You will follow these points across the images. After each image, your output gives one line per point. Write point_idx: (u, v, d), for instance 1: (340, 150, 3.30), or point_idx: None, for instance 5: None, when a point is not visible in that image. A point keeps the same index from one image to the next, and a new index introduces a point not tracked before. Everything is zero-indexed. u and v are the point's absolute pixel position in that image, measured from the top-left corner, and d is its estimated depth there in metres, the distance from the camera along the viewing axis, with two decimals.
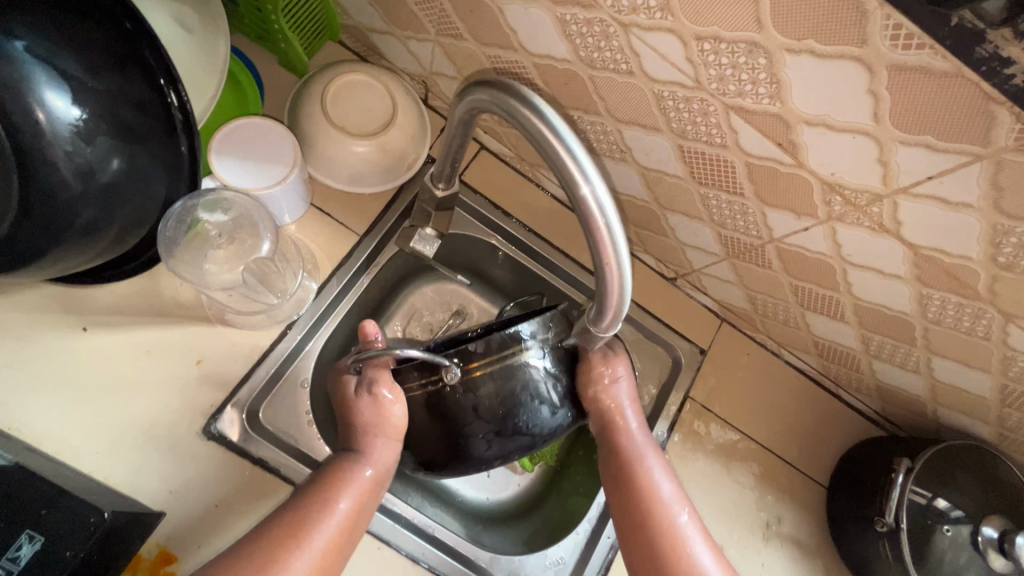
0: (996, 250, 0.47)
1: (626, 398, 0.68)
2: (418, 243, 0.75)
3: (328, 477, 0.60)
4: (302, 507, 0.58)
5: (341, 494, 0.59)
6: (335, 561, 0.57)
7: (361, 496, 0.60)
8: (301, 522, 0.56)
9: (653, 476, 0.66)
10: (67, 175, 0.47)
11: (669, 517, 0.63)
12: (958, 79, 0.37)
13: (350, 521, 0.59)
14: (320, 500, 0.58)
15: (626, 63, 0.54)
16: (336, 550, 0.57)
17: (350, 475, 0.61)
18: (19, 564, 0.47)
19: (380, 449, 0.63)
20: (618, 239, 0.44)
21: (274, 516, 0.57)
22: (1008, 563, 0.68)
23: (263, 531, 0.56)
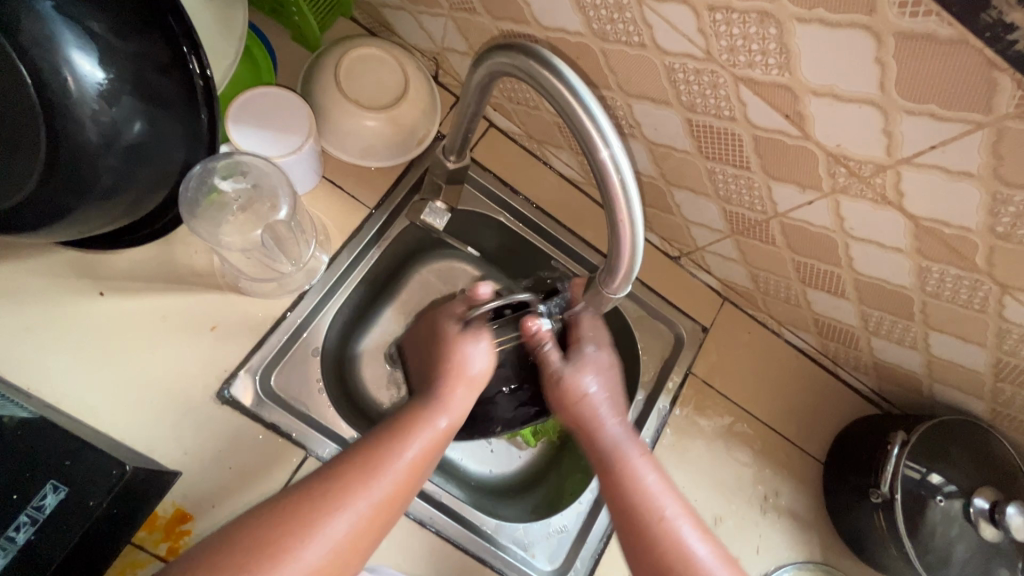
0: (995, 219, 0.49)
1: (601, 401, 0.66)
2: (429, 216, 0.77)
3: (400, 420, 0.59)
4: (367, 444, 0.56)
5: (411, 437, 0.57)
6: (390, 510, 0.53)
7: (432, 443, 0.58)
8: (367, 460, 0.53)
9: (635, 465, 0.61)
10: (93, 135, 0.49)
11: (655, 508, 0.59)
12: (963, 46, 0.39)
13: (416, 466, 0.56)
14: (389, 441, 0.56)
15: (638, 34, 0.55)
16: (392, 498, 0.53)
17: (421, 420, 0.60)
18: (44, 513, 0.50)
19: (457, 400, 0.64)
20: (633, 198, 0.45)
21: (345, 449, 0.55)
22: (998, 532, 0.70)
23: (336, 463, 0.54)
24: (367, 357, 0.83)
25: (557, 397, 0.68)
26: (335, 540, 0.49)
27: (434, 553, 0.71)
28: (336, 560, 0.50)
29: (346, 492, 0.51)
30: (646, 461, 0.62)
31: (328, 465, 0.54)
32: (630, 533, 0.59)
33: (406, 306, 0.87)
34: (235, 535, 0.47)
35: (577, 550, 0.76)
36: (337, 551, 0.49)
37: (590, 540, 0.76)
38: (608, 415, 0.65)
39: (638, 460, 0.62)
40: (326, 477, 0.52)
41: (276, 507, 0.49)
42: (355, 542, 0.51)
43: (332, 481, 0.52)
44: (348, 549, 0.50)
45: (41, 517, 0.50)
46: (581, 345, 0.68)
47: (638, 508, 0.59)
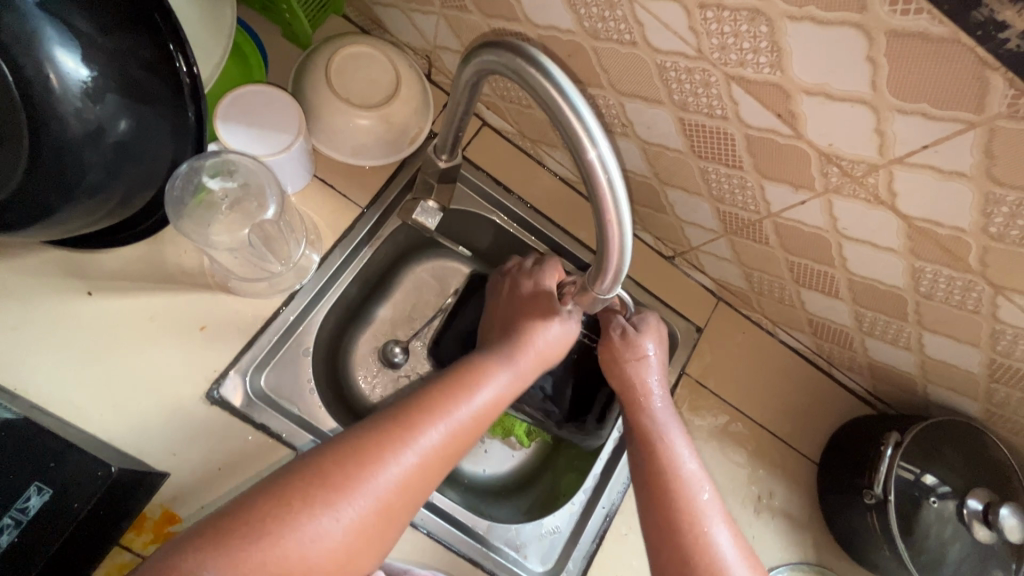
0: (987, 220, 0.48)
1: (654, 372, 0.70)
2: (420, 216, 0.77)
3: (467, 371, 0.62)
4: (428, 397, 0.57)
5: (477, 391, 0.60)
6: (437, 473, 0.55)
7: (495, 396, 0.62)
8: (425, 414, 0.55)
9: (675, 451, 0.64)
10: (77, 132, 0.48)
11: (690, 490, 0.61)
12: (954, 45, 0.38)
13: (476, 419, 0.59)
14: (460, 387, 0.59)
15: (630, 33, 0.55)
16: (442, 458, 0.55)
17: (486, 373, 0.62)
18: (27, 515, 0.49)
19: (524, 358, 0.66)
20: (621, 198, 0.45)
21: (409, 399, 0.58)
22: (991, 534, 0.70)
23: (399, 409, 0.55)
24: (360, 358, 0.83)
25: (609, 357, 0.71)
26: (390, 487, 0.51)
27: (425, 554, 0.70)
28: (387, 508, 0.51)
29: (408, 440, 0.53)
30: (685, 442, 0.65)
31: (392, 409, 0.56)
32: (660, 506, 0.60)
33: (398, 306, 0.86)
34: (301, 467, 0.49)
35: (569, 551, 0.76)
36: (388, 499, 0.51)
37: (583, 541, 0.76)
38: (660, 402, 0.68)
39: (678, 446, 0.64)
40: (390, 421, 0.54)
41: (344, 440, 0.52)
42: (405, 496, 0.52)
43: (395, 425, 0.54)
44: (404, 489, 0.52)
45: (25, 519, 0.49)
46: (643, 317, 0.73)
47: (673, 487, 0.61)
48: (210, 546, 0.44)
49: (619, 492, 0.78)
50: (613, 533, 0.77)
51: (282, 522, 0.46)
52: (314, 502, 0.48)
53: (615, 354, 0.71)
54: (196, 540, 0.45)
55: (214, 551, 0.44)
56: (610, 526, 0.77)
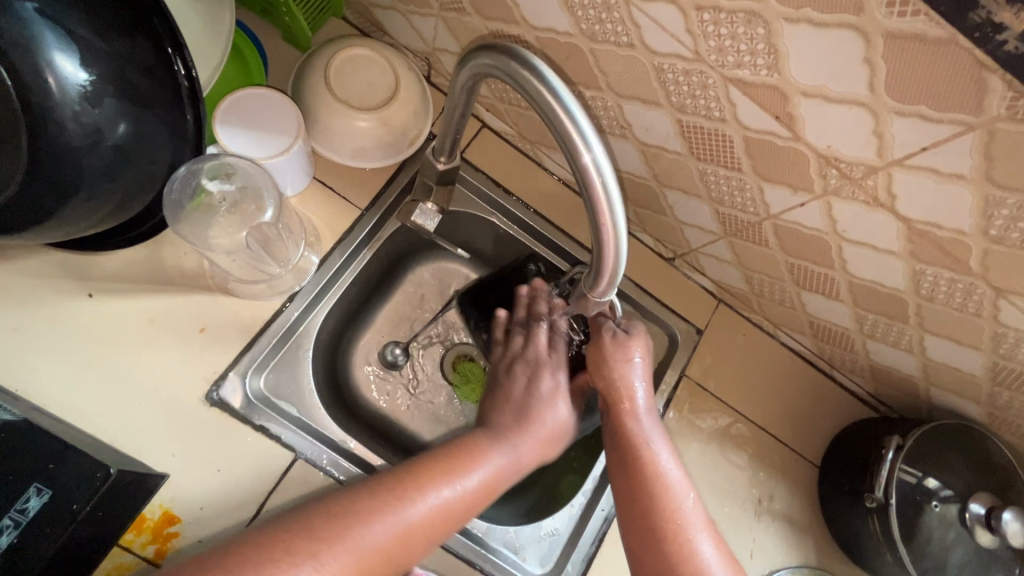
0: (988, 222, 0.48)
1: (637, 378, 0.67)
2: (419, 218, 0.77)
3: (464, 447, 0.64)
4: (415, 466, 0.59)
5: (476, 469, 0.62)
6: (433, 537, 0.56)
7: (491, 476, 0.63)
8: (412, 483, 0.56)
9: (657, 461, 0.63)
10: (76, 136, 0.48)
11: (674, 505, 0.60)
12: (952, 47, 0.38)
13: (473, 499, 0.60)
14: (463, 465, 0.61)
15: (627, 35, 0.54)
16: (438, 525, 0.56)
17: (485, 454, 0.64)
18: (27, 516, 0.50)
19: (527, 445, 0.68)
20: (615, 199, 0.45)
21: (394, 469, 0.59)
22: (994, 538, 0.70)
23: (384, 476, 0.57)
24: (359, 359, 0.83)
25: (594, 357, 0.68)
26: (376, 541, 0.51)
27: (424, 556, 0.70)
28: (379, 559, 0.51)
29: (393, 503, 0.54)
30: (667, 450, 0.64)
31: (379, 477, 0.56)
32: (644, 520, 0.60)
33: (398, 307, 0.86)
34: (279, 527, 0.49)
35: (568, 553, 0.76)
36: (375, 551, 0.51)
37: (582, 544, 0.76)
38: (643, 410, 0.67)
39: (663, 458, 0.63)
40: (373, 486, 0.55)
41: (323, 505, 0.52)
42: (393, 547, 0.52)
43: (378, 490, 0.54)
44: (395, 546, 0.52)
45: (25, 521, 0.50)
46: (632, 325, 0.69)
47: (658, 505, 0.60)
48: None
49: None
50: (612, 535, 0.76)
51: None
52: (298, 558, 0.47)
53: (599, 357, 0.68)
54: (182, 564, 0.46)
55: None
56: (610, 528, 0.76)
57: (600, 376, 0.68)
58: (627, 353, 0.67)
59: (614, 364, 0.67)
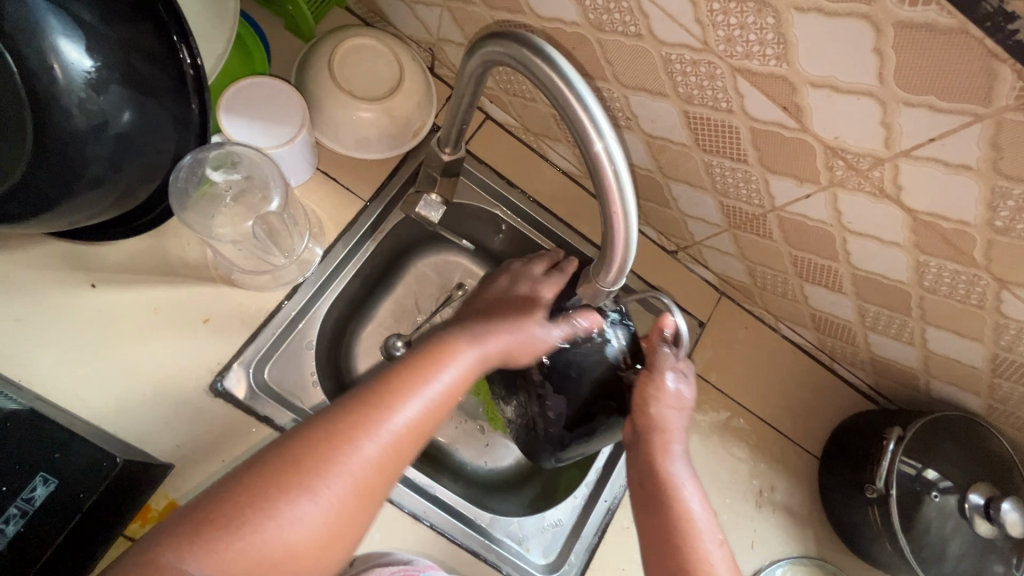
0: (993, 214, 0.48)
1: (678, 421, 0.65)
2: (424, 209, 0.76)
3: (437, 348, 0.58)
4: (392, 377, 0.54)
5: (443, 367, 0.56)
6: (410, 445, 0.52)
7: (460, 374, 0.57)
8: (388, 394, 0.52)
9: (686, 501, 0.60)
10: (81, 124, 0.48)
11: (698, 543, 0.58)
12: (962, 36, 0.38)
13: (447, 397, 0.55)
14: (428, 364, 0.56)
15: (635, 25, 0.54)
16: (413, 431, 0.52)
17: (456, 350, 0.58)
18: (33, 505, 0.50)
19: (498, 339, 0.61)
20: (626, 188, 0.45)
21: (373, 379, 0.54)
22: (994, 528, 0.71)
23: (353, 395, 0.52)
24: (362, 352, 0.83)
25: (643, 391, 0.64)
26: (364, 469, 0.48)
27: (427, 548, 0.70)
28: (350, 509, 0.48)
29: (374, 418, 0.50)
30: (697, 491, 0.62)
31: (346, 402, 0.51)
32: (667, 553, 0.58)
33: (400, 299, 0.86)
34: (278, 453, 0.47)
35: (572, 542, 0.76)
36: (364, 479, 0.48)
37: (585, 533, 0.76)
38: (679, 452, 0.64)
39: (690, 497, 0.61)
40: (355, 405, 0.51)
41: (317, 425, 0.49)
42: (382, 476, 0.49)
43: (352, 409, 0.50)
44: (366, 488, 0.48)
45: (31, 509, 0.50)
46: (688, 370, 0.67)
47: (682, 541, 0.58)
48: (186, 547, 0.42)
49: (621, 484, 0.78)
50: (614, 527, 0.77)
51: (258, 514, 0.44)
52: (289, 483, 0.46)
53: (647, 394, 0.64)
54: (169, 530, 0.43)
55: (186, 546, 0.42)
56: (612, 519, 0.77)
57: (643, 413, 0.64)
58: (677, 393, 0.64)
59: (662, 401, 0.64)
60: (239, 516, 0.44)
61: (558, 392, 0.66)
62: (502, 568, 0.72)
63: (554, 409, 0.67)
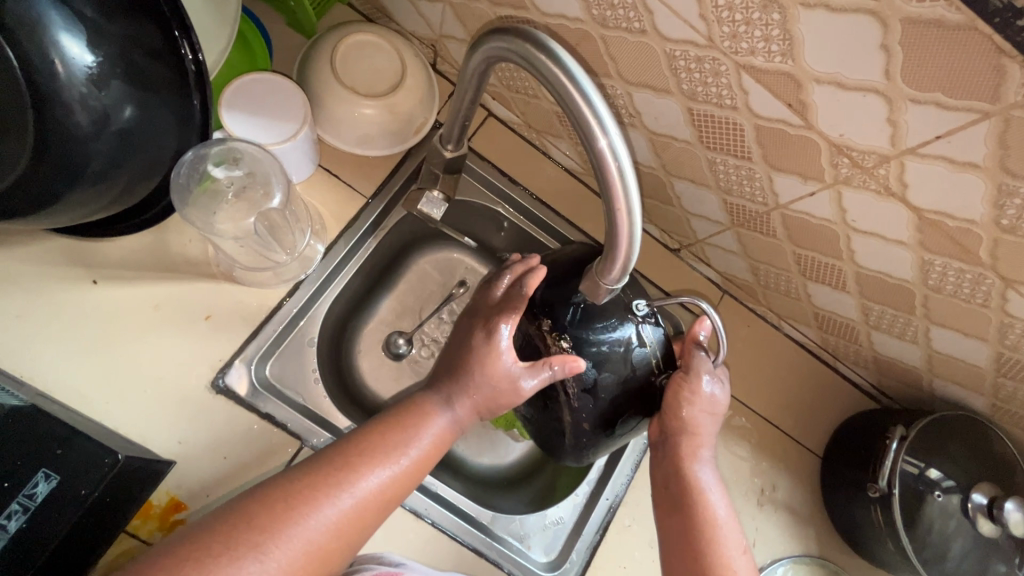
0: (1000, 212, 0.48)
1: (709, 425, 0.62)
2: (425, 207, 0.73)
3: (410, 416, 0.58)
4: (348, 448, 0.53)
5: (414, 438, 0.56)
6: (368, 520, 0.52)
7: (430, 447, 0.57)
8: (348, 463, 0.52)
9: (712, 509, 0.61)
10: (83, 119, 0.48)
11: (723, 552, 0.59)
12: (971, 33, 0.38)
13: (416, 469, 0.56)
14: (397, 435, 0.56)
15: (639, 21, 0.54)
16: (373, 504, 0.52)
17: (427, 420, 0.58)
18: (35, 501, 0.50)
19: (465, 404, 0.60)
20: (630, 184, 0.44)
21: (326, 449, 0.54)
22: (996, 528, 0.70)
23: (311, 462, 0.52)
24: (364, 349, 0.82)
25: (676, 398, 0.60)
26: (321, 538, 0.48)
27: (429, 544, 0.70)
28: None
29: (331, 489, 0.50)
30: (723, 498, 0.62)
31: (307, 469, 0.51)
32: (691, 558, 0.59)
33: (402, 297, 0.85)
34: (232, 521, 0.47)
35: (573, 542, 0.76)
36: (320, 550, 0.48)
37: (586, 532, 0.76)
38: (707, 457, 0.63)
39: (717, 505, 0.61)
40: (308, 476, 0.50)
41: (272, 494, 0.49)
42: (334, 550, 0.49)
43: (313, 476, 0.50)
44: (320, 557, 0.48)
45: (33, 505, 0.50)
46: (722, 374, 0.63)
47: (706, 548, 0.59)
48: None
49: (623, 483, 0.78)
50: (616, 525, 0.76)
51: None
52: (242, 557, 0.45)
53: (677, 401, 0.60)
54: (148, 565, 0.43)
55: None
56: (614, 517, 0.77)
57: (675, 418, 0.61)
58: (711, 399, 0.61)
59: (698, 407, 0.61)
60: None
61: (584, 394, 0.58)
62: (502, 566, 0.72)
63: (579, 412, 0.59)
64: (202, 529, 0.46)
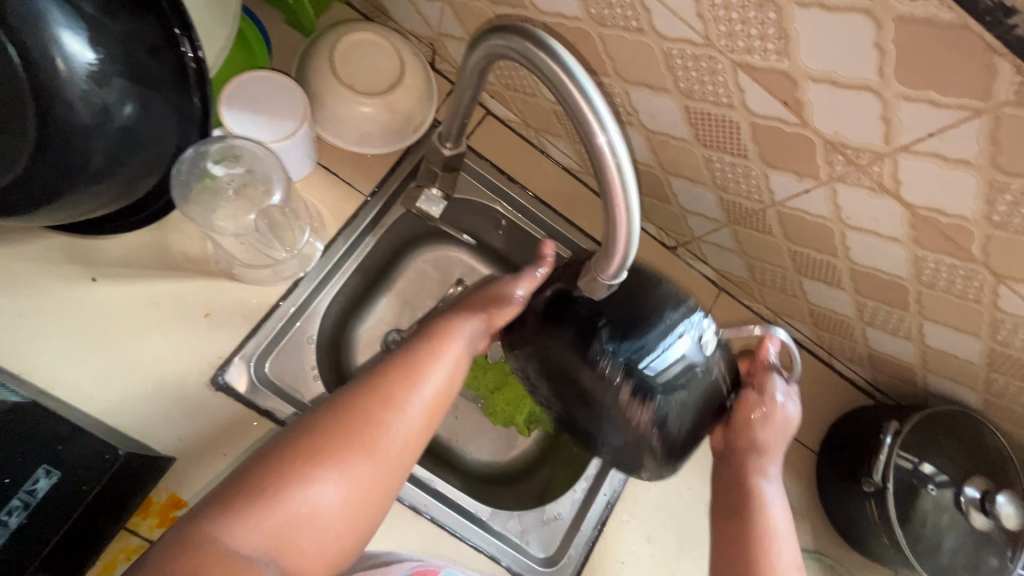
0: (991, 208, 0.49)
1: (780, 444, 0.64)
2: (424, 203, 0.76)
3: (438, 329, 0.61)
4: (391, 366, 0.57)
5: (445, 347, 0.60)
6: (425, 427, 0.56)
7: (463, 351, 0.61)
8: (396, 380, 0.56)
9: (766, 510, 0.62)
10: (83, 118, 0.48)
11: (768, 550, 0.60)
12: (963, 31, 0.38)
13: (453, 373, 0.59)
14: (428, 349, 0.59)
15: (637, 20, 0.55)
16: (427, 412, 0.56)
17: (455, 332, 0.61)
18: (36, 497, 0.50)
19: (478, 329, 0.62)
20: (627, 179, 0.45)
21: (375, 364, 0.58)
22: (988, 521, 0.71)
23: (365, 383, 0.56)
24: (362, 347, 0.83)
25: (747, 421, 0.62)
26: (387, 449, 0.53)
27: (429, 540, 0.71)
28: (376, 486, 0.52)
29: (389, 403, 0.54)
30: (780, 505, 0.63)
31: (361, 389, 0.55)
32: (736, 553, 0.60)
33: (400, 295, 0.86)
34: (302, 440, 0.51)
35: (570, 538, 0.76)
36: (389, 459, 0.53)
37: (584, 527, 0.76)
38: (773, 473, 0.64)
39: (775, 514, 0.62)
40: (366, 392, 0.54)
41: (330, 411, 0.53)
42: (402, 461, 0.54)
43: (370, 395, 0.54)
44: (390, 466, 0.53)
45: (34, 502, 0.50)
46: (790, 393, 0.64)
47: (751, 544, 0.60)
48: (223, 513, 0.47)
49: (621, 479, 0.78)
50: (614, 521, 0.77)
51: (297, 494, 0.49)
52: (320, 466, 0.50)
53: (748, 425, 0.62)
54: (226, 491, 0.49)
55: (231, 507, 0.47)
56: (611, 513, 0.77)
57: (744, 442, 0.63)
58: (784, 420, 0.63)
59: (769, 431, 0.62)
60: (270, 498, 0.48)
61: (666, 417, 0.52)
62: (501, 561, 0.73)
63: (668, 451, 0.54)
64: (272, 450, 0.51)
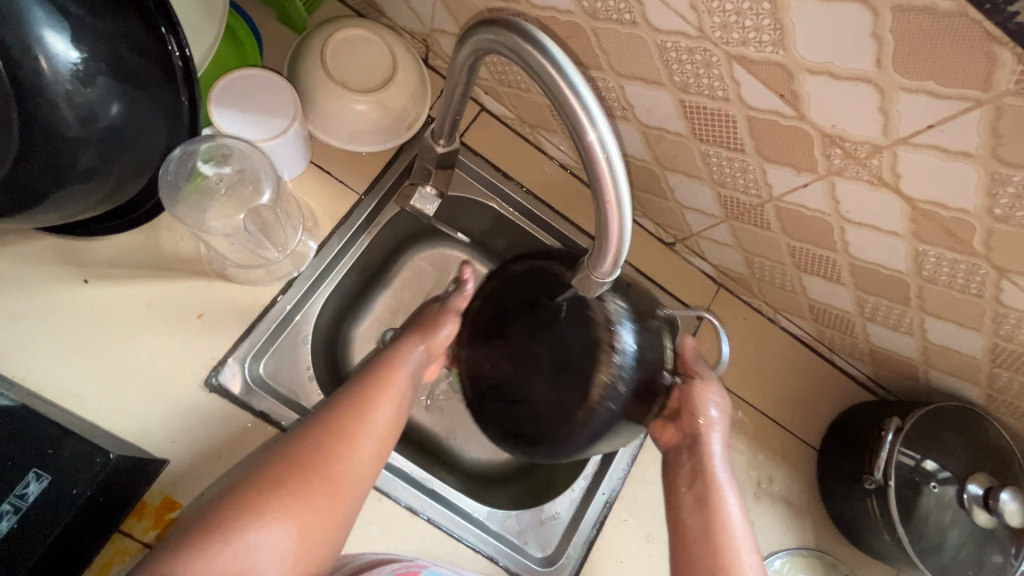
0: (993, 201, 0.47)
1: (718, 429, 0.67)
2: (419, 202, 0.76)
3: (379, 365, 0.66)
4: (336, 404, 0.62)
5: (386, 382, 0.64)
6: (370, 458, 0.60)
7: (404, 385, 0.65)
8: (339, 418, 0.60)
9: (720, 493, 0.64)
10: (69, 118, 0.47)
11: (727, 531, 0.62)
12: (961, 20, 0.37)
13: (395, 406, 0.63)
14: (371, 385, 0.64)
15: (630, 12, 0.54)
16: (371, 444, 0.60)
17: (397, 367, 0.66)
18: (27, 501, 0.50)
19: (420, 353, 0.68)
20: (620, 176, 0.44)
21: (328, 401, 0.63)
22: (992, 519, 0.70)
23: (312, 422, 0.60)
24: (358, 347, 0.82)
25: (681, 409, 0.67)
26: (333, 481, 0.57)
27: (425, 540, 0.70)
28: (325, 518, 0.56)
29: (337, 435, 0.59)
30: (730, 487, 0.65)
31: (307, 428, 0.59)
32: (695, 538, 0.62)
33: (396, 294, 0.85)
34: (253, 479, 0.55)
35: (569, 538, 0.76)
36: (335, 490, 0.57)
37: (583, 527, 0.76)
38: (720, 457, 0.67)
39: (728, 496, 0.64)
40: (318, 425, 0.59)
41: (281, 450, 0.58)
42: (349, 489, 0.58)
43: (314, 434, 0.58)
44: (337, 496, 0.57)
45: (24, 506, 0.50)
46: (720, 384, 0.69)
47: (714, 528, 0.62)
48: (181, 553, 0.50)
49: (619, 477, 0.77)
50: (612, 520, 0.76)
51: (248, 528, 0.52)
52: (268, 503, 0.54)
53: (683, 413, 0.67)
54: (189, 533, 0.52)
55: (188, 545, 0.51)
56: (610, 512, 0.76)
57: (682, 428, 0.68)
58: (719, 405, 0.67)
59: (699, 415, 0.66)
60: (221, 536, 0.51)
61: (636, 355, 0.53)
62: (498, 561, 0.72)
63: (612, 390, 0.52)
64: (227, 491, 0.55)
